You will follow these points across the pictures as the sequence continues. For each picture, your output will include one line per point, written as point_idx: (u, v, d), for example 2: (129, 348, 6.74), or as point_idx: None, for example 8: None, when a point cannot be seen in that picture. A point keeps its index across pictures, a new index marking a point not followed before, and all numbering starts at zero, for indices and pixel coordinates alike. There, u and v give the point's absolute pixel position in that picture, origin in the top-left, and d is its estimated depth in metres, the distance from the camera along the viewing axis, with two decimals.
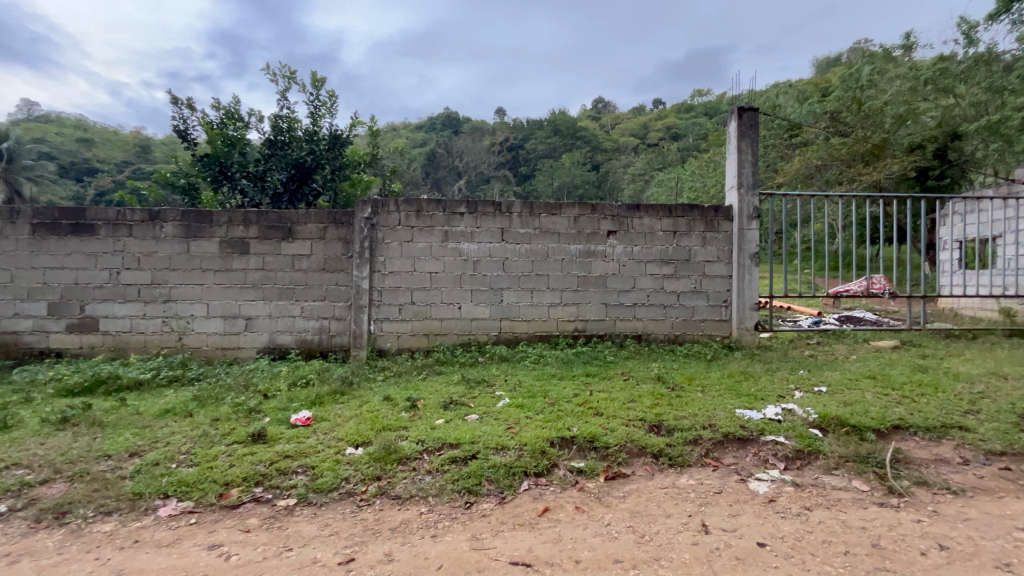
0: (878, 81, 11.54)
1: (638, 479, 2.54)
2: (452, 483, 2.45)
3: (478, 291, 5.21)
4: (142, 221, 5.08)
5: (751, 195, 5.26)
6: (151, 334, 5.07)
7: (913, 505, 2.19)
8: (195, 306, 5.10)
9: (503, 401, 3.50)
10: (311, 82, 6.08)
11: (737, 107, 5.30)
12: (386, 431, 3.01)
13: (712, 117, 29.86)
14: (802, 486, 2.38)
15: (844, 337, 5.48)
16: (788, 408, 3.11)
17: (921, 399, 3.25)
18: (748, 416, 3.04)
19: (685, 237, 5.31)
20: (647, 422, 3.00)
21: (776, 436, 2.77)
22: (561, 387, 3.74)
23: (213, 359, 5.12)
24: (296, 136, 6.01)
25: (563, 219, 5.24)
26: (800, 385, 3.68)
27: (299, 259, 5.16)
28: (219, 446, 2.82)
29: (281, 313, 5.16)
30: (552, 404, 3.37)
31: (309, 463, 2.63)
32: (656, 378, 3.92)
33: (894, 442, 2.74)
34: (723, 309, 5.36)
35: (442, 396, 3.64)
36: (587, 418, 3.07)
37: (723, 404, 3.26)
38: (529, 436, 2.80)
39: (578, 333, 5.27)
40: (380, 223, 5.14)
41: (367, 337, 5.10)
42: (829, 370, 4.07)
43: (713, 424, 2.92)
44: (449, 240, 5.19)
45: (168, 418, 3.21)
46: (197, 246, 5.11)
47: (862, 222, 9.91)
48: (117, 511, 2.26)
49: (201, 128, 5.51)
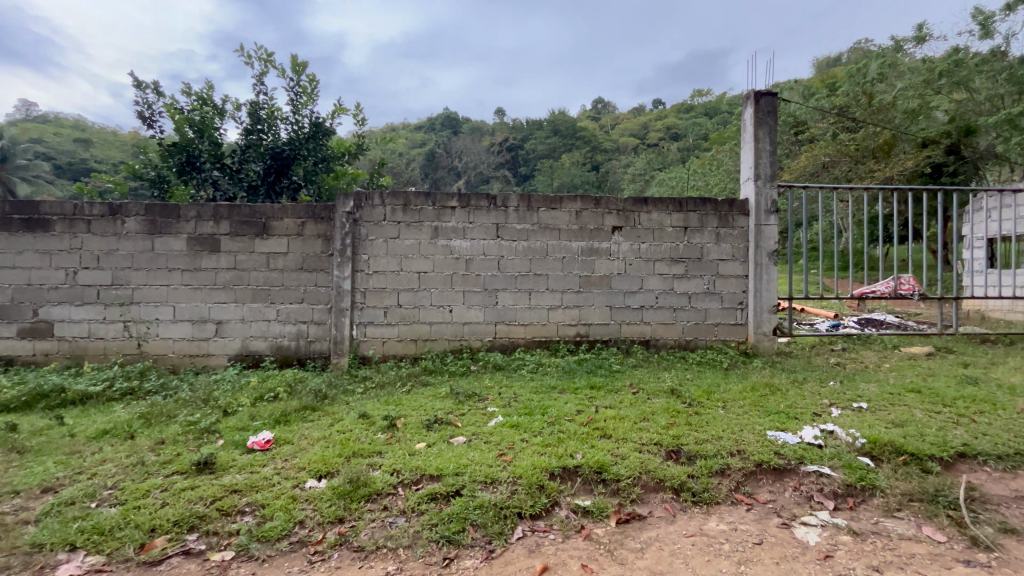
0: (889, 74, 11.06)
1: (656, 523, 2.08)
2: (429, 529, 2.01)
3: (471, 293, 4.76)
4: (102, 215, 4.62)
5: (769, 187, 4.82)
6: (112, 339, 4.62)
7: (1010, 564, 1.75)
8: (160, 309, 4.65)
9: (496, 419, 3.04)
10: (291, 66, 5.61)
11: (754, 92, 4.85)
12: (356, 459, 2.56)
13: (714, 116, 29.43)
14: (862, 534, 1.94)
15: (870, 342, 5.04)
16: (829, 430, 2.66)
17: (982, 419, 2.79)
18: (783, 439, 2.59)
19: (697, 234, 4.85)
20: (664, 447, 2.56)
21: (819, 465, 2.33)
22: (562, 403, 3.27)
23: (180, 367, 4.67)
24: (274, 125, 5.54)
25: (564, 213, 4.78)
26: (835, 400, 3.21)
27: (275, 257, 4.71)
28: (155, 478, 2.37)
29: (255, 316, 4.71)
30: (551, 424, 2.91)
31: (259, 502, 2.20)
32: (669, 391, 3.45)
33: (963, 475, 2.29)
34: (738, 312, 4.90)
35: (427, 413, 3.17)
36: (593, 441, 2.62)
37: (751, 424, 2.81)
38: (525, 465, 2.36)
39: (580, 338, 4.82)
40: (363, 219, 4.69)
41: (348, 343, 4.64)
42: (865, 382, 3.61)
43: (742, 451, 2.48)
44: (439, 236, 4.74)
45: (103, 442, 2.76)
46: (163, 243, 4.66)
47: (874, 221, 9.52)
48: (5, 571, 1.82)
49: (167, 113, 5.00)
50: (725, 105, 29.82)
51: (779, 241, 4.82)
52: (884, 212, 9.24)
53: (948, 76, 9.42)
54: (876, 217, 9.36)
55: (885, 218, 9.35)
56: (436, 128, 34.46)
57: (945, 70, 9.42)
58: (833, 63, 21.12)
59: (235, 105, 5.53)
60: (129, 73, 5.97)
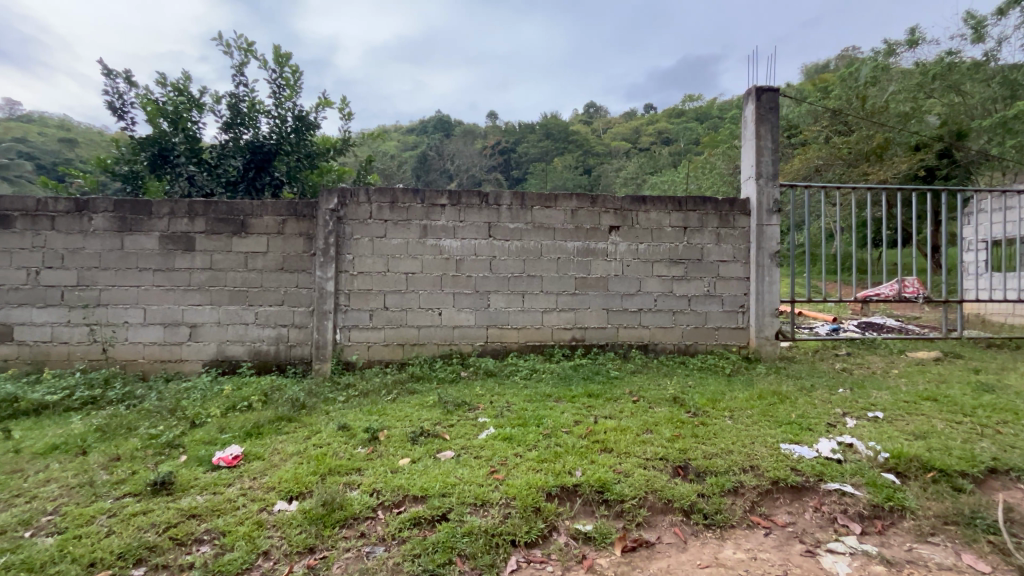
0: (881, 78, 10.76)
1: (665, 550, 1.87)
2: (410, 561, 1.78)
3: (461, 295, 4.53)
4: (67, 212, 4.34)
5: (771, 186, 4.65)
6: (76, 344, 4.32)
7: None
8: (129, 312, 4.37)
9: (487, 431, 2.80)
10: (274, 57, 5.36)
11: (756, 88, 4.68)
12: (332, 477, 2.32)
13: (706, 121, 29.49)
14: (895, 564, 1.74)
15: (874, 347, 4.87)
16: (847, 443, 2.46)
17: (1007, 430, 2.61)
18: (799, 454, 2.39)
19: (697, 234, 4.67)
20: (671, 463, 2.35)
21: (841, 483, 2.13)
22: (559, 413, 3.05)
23: (150, 373, 4.39)
24: (255, 117, 5.26)
25: (559, 212, 4.58)
26: (848, 409, 3.02)
27: (253, 257, 4.45)
28: (104, 501, 2.12)
29: (231, 319, 4.44)
30: (547, 437, 2.68)
31: (220, 529, 1.96)
32: (671, 400, 3.25)
33: (997, 493, 2.10)
34: (739, 316, 4.72)
35: (412, 425, 2.93)
36: (593, 457, 2.41)
37: (762, 436, 2.60)
38: (519, 485, 2.15)
39: (575, 343, 4.61)
40: (347, 217, 4.45)
41: (331, 348, 4.40)
42: (876, 389, 3.43)
43: (755, 467, 2.28)
44: (428, 236, 4.50)
45: (51, 459, 2.50)
46: (133, 241, 4.38)
47: (867, 224, 9.45)
48: None
49: (140, 104, 4.72)
50: (716, 110, 29.97)
51: (781, 242, 4.65)
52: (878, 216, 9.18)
53: (941, 79, 9.69)
54: (870, 221, 9.30)
55: (879, 221, 9.29)
56: (428, 131, 34.24)
57: (939, 73, 9.65)
58: (823, 69, 21.28)
59: (214, 97, 5.25)
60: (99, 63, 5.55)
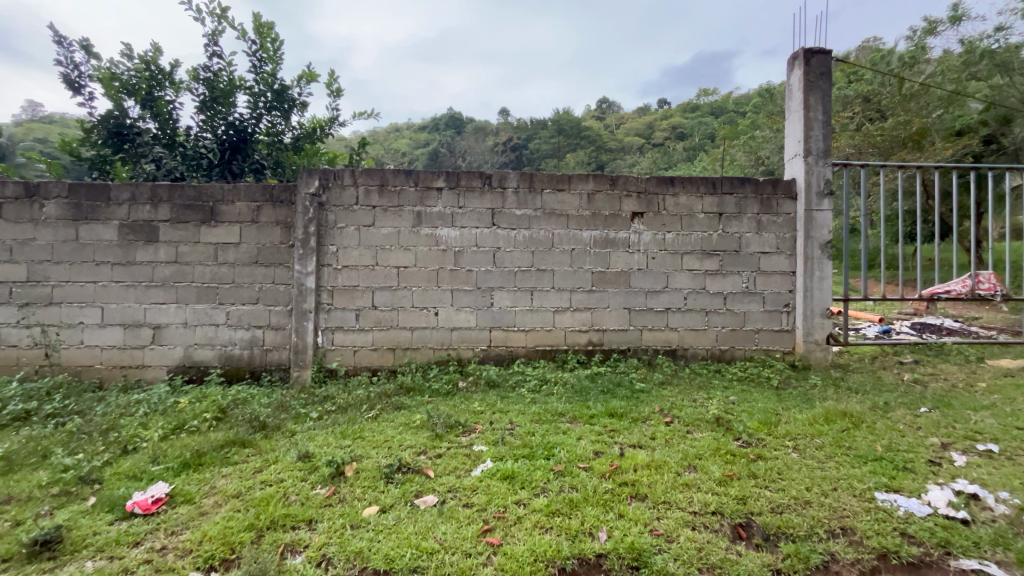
0: (921, 59, 9.24)
1: None
2: None
3: (461, 292, 3.94)
4: (15, 198, 3.82)
5: (822, 165, 3.96)
6: (26, 348, 3.83)
7: None
8: (86, 312, 3.86)
9: (483, 466, 2.20)
10: (253, 25, 4.80)
11: (805, 50, 3.98)
12: (274, 534, 1.74)
13: (722, 114, 28.42)
14: None
15: (942, 354, 4.15)
16: (966, 494, 1.82)
17: None
18: (904, 508, 1.76)
19: (734, 221, 4.01)
20: (729, 519, 1.74)
21: (980, 561, 1.51)
22: (574, 440, 2.43)
23: (109, 380, 3.88)
24: (233, 91, 4.69)
25: (573, 196, 3.95)
26: (947, 440, 2.35)
27: (224, 248, 3.90)
28: None
29: (199, 320, 3.90)
30: (559, 475, 2.07)
31: None
32: (714, 422, 2.61)
33: None
34: (783, 317, 4.05)
35: (389, 455, 2.34)
36: (622, 510, 1.79)
37: (845, 479, 1.96)
38: (521, 559, 1.55)
39: (592, 348, 4.00)
40: (330, 202, 3.87)
41: (312, 352, 3.84)
42: (970, 409, 2.75)
43: (848, 531, 1.66)
44: (422, 224, 3.91)
45: None
46: (89, 231, 3.85)
47: (907, 217, 8.65)
48: None
49: (98, 77, 4.17)
50: (732, 104, 28.89)
51: (834, 230, 3.95)
52: (918, 208, 8.38)
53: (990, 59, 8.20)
54: (911, 213, 8.48)
55: (919, 213, 8.50)
56: (439, 127, 33.58)
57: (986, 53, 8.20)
58: None
59: (188, 73, 4.70)
60: (54, 35, 4.01)
